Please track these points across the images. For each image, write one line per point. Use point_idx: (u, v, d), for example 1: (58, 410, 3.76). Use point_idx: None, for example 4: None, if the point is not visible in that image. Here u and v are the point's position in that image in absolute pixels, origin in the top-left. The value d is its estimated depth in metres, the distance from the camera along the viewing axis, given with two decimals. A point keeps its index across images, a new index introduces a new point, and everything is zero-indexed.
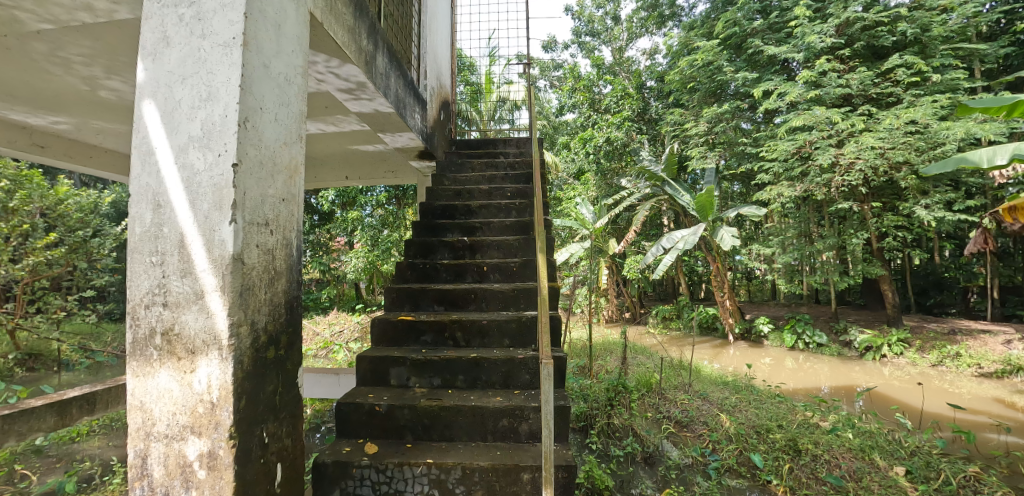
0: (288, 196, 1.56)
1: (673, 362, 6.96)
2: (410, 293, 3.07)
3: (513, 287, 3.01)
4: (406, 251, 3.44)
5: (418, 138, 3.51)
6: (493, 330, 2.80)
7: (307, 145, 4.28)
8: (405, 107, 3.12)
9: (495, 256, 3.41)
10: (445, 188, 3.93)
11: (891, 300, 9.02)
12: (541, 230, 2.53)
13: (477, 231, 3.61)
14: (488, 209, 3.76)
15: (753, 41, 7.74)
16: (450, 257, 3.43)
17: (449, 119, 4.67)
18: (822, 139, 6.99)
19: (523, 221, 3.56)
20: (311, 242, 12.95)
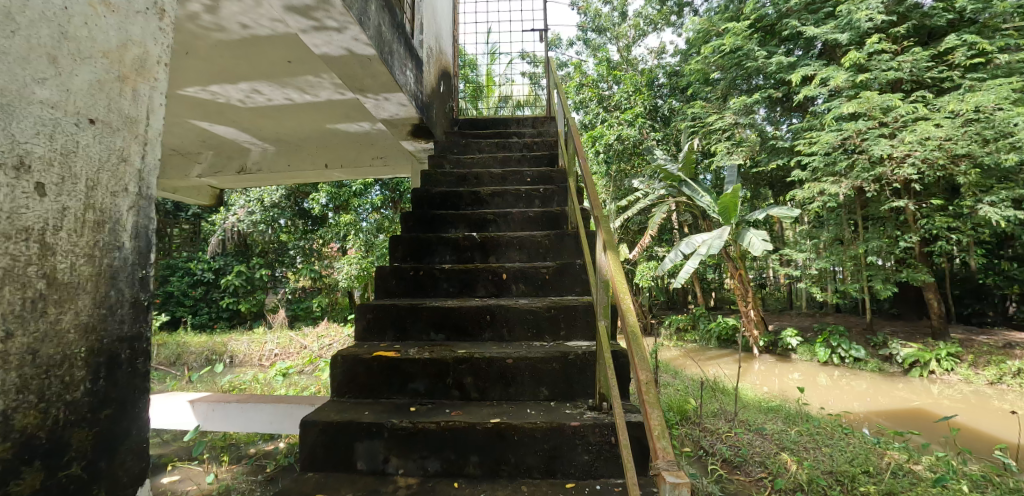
0: (90, 114, 0.91)
1: (704, 381, 6.12)
2: (396, 315, 2.23)
3: (547, 305, 2.19)
4: (394, 253, 2.59)
5: (411, 106, 2.66)
6: (524, 372, 1.97)
7: (274, 119, 3.46)
8: (393, 57, 2.28)
9: (515, 258, 2.58)
10: (447, 172, 3.09)
11: (937, 310, 8.19)
12: (602, 225, 1.68)
13: (491, 226, 2.77)
14: (504, 196, 2.93)
15: (788, 22, 6.97)
16: (454, 261, 2.59)
17: (450, 94, 3.84)
18: (872, 128, 6.14)
19: (551, 213, 2.74)
20: (303, 248, 12.31)
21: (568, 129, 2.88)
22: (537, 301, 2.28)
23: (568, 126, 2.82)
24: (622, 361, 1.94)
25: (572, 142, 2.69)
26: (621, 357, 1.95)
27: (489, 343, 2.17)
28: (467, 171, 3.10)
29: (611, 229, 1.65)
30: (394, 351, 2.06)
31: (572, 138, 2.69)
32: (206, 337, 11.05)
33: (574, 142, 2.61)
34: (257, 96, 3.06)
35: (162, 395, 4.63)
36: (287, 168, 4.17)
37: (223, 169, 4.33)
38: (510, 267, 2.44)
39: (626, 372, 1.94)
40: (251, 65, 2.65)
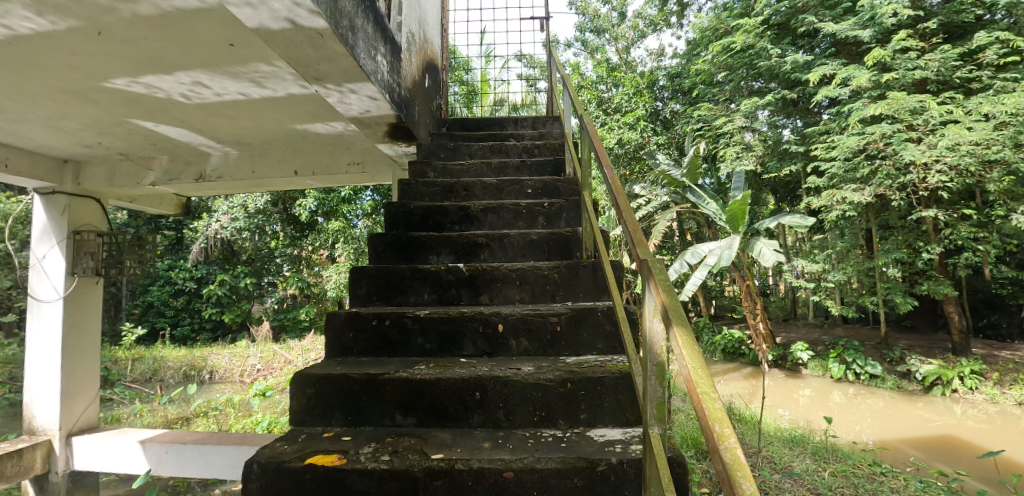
0: None
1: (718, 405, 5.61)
2: (348, 393, 1.77)
3: (562, 379, 1.73)
4: (358, 290, 2.13)
5: (384, 100, 2.12)
6: (528, 492, 1.48)
7: (228, 119, 2.96)
8: (355, 35, 1.77)
9: (513, 295, 2.11)
10: (429, 181, 2.59)
11: (958, 324, 7.76)
12: (671, 304, 1.24)
13: (482, 252, 2.28)
14: (499, 213, 2.43)
15: (805, 18, 6.51)
16: (435, 302, 2.13)
17: (437, 90, 3.34)
18: (899, 132, 5.62)
19: (557, 234, 2.26)
20: (289, 256, 11.77)
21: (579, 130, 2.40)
22: (545, 369, 1.81)
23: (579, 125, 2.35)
24: (677, 472, 1.48)
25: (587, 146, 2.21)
26: (674, 466, 1.49)
27: (476, 433, 1.71)
28: (453, 181, 2.60)
29: (680, 311, 1.22)
30: (338, 455, 1.57)
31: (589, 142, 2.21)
32: (186, 350, 10.44)
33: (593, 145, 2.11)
34: (201, 91, 2.55)
35: (110, 432, 4.08)
36: (251, 175, 3.64)
37: (180, 176, 3.79)
38: (508, 315, 1.97)
39: (681, 486, 1.48)
40: (183, 49, 2.14)
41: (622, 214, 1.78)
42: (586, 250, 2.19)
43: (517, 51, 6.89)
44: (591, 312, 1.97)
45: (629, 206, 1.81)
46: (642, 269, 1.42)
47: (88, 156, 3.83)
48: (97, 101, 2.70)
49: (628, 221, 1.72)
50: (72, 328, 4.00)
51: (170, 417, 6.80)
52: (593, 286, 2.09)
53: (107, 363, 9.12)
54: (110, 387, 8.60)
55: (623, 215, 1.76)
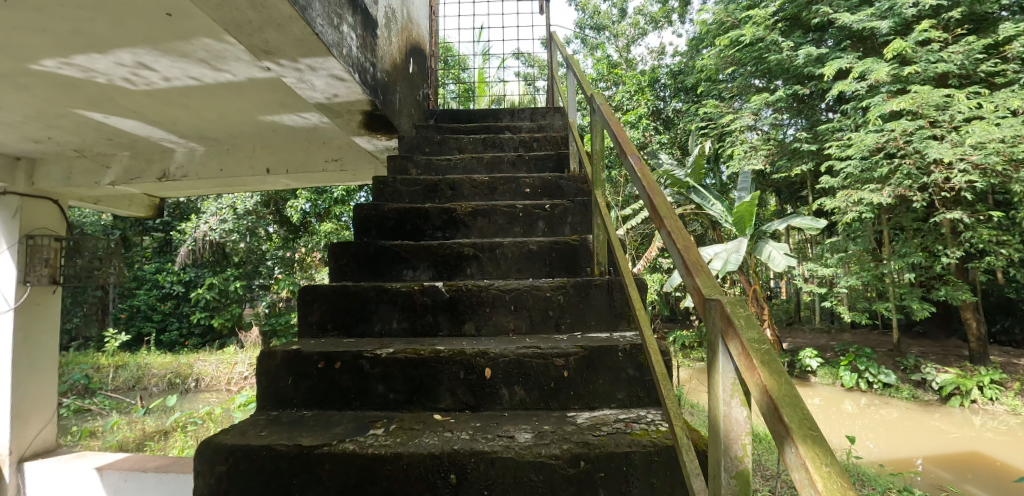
0: None
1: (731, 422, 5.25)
2: (276, 472, 1.39)
3: (570, 456, 1.36)
4: (308, 318, 1.78)
5: (353, 81, 1.74)
6: None
7: (183, 111, 2.60)
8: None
9: (505, 321, 1.77)
10: (409, 179, 2.23)
11: (975, 331, 7.43)
12: (790, 407, 0.84)
13: (469, 267, 1.93)
14: (491, 218, 2.08)
15: (818, 9, 6.16)
16: (406, 331, 1.78)
17: (424, 78, 2.99)
18: (921, 129, 5.24)
19: (561, 245, 1.93)
20: (281, 259, 11.21)
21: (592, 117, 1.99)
22: (547, 438, 1.43)
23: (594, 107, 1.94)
24: None
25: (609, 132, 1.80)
26: None
27: None
28: (438, 178, 2.24)
29: (805, 422, 0.82)
30: None
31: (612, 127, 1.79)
32: (172, 357, 10.02)
33: (617, 139, 1.75)
34: (145, 75, 2.16)
35: (68, 457, 3.72)
36: (219, 173, 3.27)
37: (141, 175, 3.40)
38: (498, 356, 1.62)
39: None
40: (112, 26, 1.78)
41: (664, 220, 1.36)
42: (598, 265, 1.84)
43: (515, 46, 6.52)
44: (607, 352, 1.63)
45: (671, 207, 1.39)
46: (720, 325, 1.02)
47: (41, 153, 3.45)
48: (27, 90, 2.33)
49: (676, 233, 1.29)
50: (24, 345, 3.63)
51: (148, 430, 6.41)
52: (607, 313, 1.76)
53: (88, 371, 8.72)
54: (91, 396, 8.21)
55: (666, 224, 1.32)
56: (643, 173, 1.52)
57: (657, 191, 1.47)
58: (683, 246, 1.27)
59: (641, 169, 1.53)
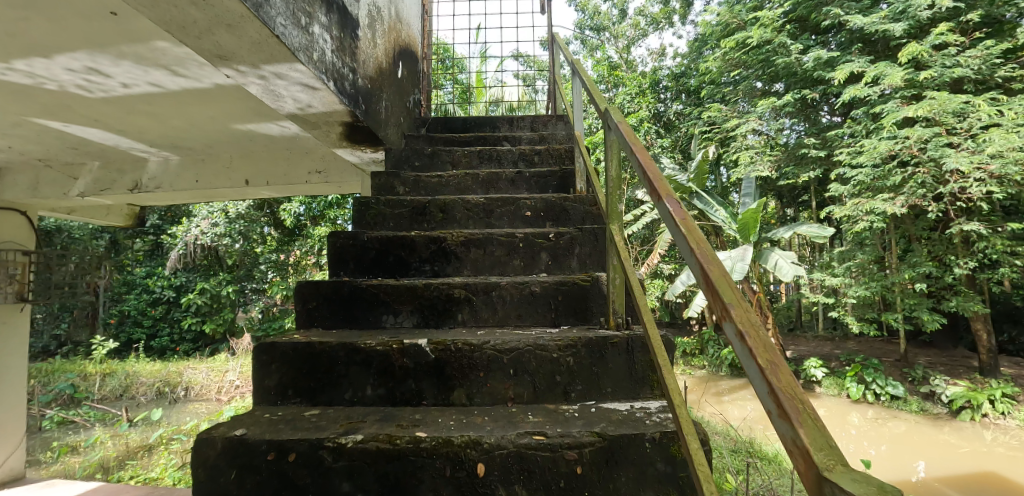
0: None
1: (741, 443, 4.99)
2: None
3: None
4: (265, 382, 1.54)
5: (328, 89, 1.51)
6: None
7: (148, 119, 2.36)
8: None
9: (497, 381, 1.53)
10: (394, 203, 2.00)
11: (986, 343, 7.21)
12: None
13: (460, 311, 1.70)
14: (487, 248, 1.87)
15: (829, 11, 5.95)
16: (382, 399, 1.54)
17: (415, 83, 2.77)
18: (937, 136, 5.03)
19: (567, 287, 1.70)
20: (273, 263, 10.94)
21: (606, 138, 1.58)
22: None
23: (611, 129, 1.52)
24: None
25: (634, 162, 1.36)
26: None
27: None
28: (427, 199, 2.03)
29: None
30: None
31: (639, 155, 1.35)
32: (161, 365, 9.71)
33: (643, 172, 1.30)
34: (99, 81, 1.91)
35: (34, 487, 3.48)
36: (194, 184, 3.03)
37: (112, 187, 3.15)
38: (494, 447, 1.31)
39: None
40: (49, 29, 1.54)
41: (732, 312, 0.93)
42: (613, 314, 1.61)
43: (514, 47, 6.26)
44: (633, 442, 1.31)
45: (740, 294, 0.95)
46: None
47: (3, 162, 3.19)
48: None
49: (752, 336, 0.89)
50: None
51: (131, 445, 6.14)
52: (627, 378, 1.53)
53: (74, 379, 8.45)
54: (76, 406, 7.93)
55: (735, 317, 0.92)
56: (689, 234, 1.08)
57: (713, 260, 1.03)
58: (768, 363, 0.85)
59: (686, 228, 1.09)
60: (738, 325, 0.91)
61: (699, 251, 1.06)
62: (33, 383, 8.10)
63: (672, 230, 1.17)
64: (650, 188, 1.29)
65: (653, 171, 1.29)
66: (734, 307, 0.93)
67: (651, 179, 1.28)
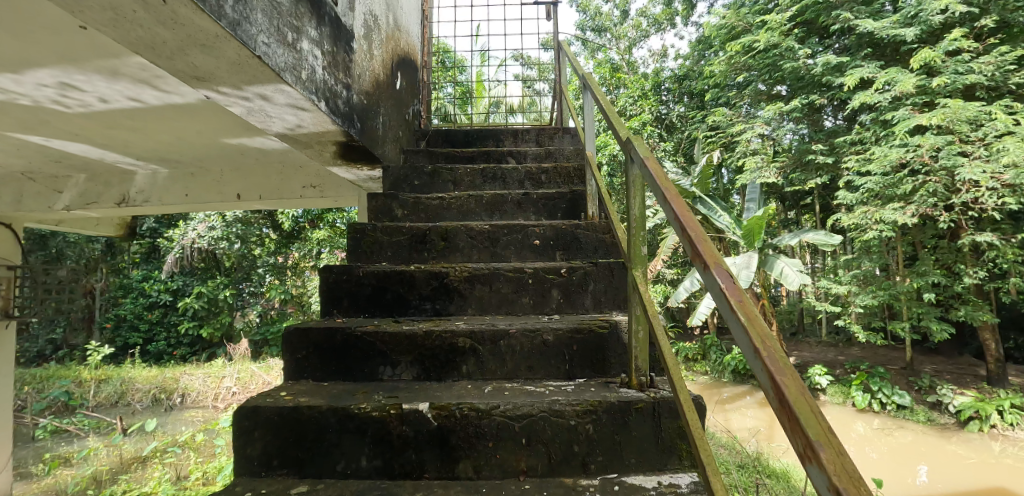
0: None
1: (749, 459, 4.84)
2: None
3: None
4: (248, 452, 1.36)
5: (319, 111, 1.38)
6: None
7: (132, 133, 2.23)
8: (251, 4, 1.03)
9: (507, 451, 1.37)
10: (394, 235, 1.89)
11: (993, 352, 7.09)
12: None
13: (465, 362, 1.58)
14: (493, 285, 1.75)
15: (839, 15, 5.82)
16: (377, 470, 1.37)
17: (415, 94, 2.65)
18: (951, 144, 4.90)
19: (580, 335, 1.56)
20: (273, 266, 10.46)
21: (631, 173, 1.37)
22: None
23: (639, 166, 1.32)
24: None
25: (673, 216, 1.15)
26: None
27: None
28: (428, 227, 1.92)
29: None
30: None
31: (678, 209, 1.14)
32: (157, 371, 9.50)
33: (686, 232, 1.10)
34: (76, 96, 1.78)
35: None
36: (184, 199, 2.90)
37: (98, 200, 3.03)
38: None
39: None
40: (16, 46, 1.41)
41: (819, 452, 0.75)
42: (636, 370, 1.46)
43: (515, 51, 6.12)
44: None
45: (829, 427, 0.78)
46: None
47: None
48: None
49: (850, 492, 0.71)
50: None
51: (124, 456, 5.99)
52: (654, 447, 1.36)
53: (69, 385, 8.27)
54: (71, 414, 7.74)
55: (826, 462, 0.74)
56: (754, 332, 0.88)
57: (788, 371, 0.83)
58: None
59: (747, 322, 0.89)
60: (833, 473, 0.73)
61: (767, 354, 0.86)
62: (27, 390, 7.93)
63: (725, 313, 0.98)
64: (692, 253, 1.09)
65: (696, 232, 1.09)
66: (823, 449, 0.74)
67: (694, 241, 1.07)
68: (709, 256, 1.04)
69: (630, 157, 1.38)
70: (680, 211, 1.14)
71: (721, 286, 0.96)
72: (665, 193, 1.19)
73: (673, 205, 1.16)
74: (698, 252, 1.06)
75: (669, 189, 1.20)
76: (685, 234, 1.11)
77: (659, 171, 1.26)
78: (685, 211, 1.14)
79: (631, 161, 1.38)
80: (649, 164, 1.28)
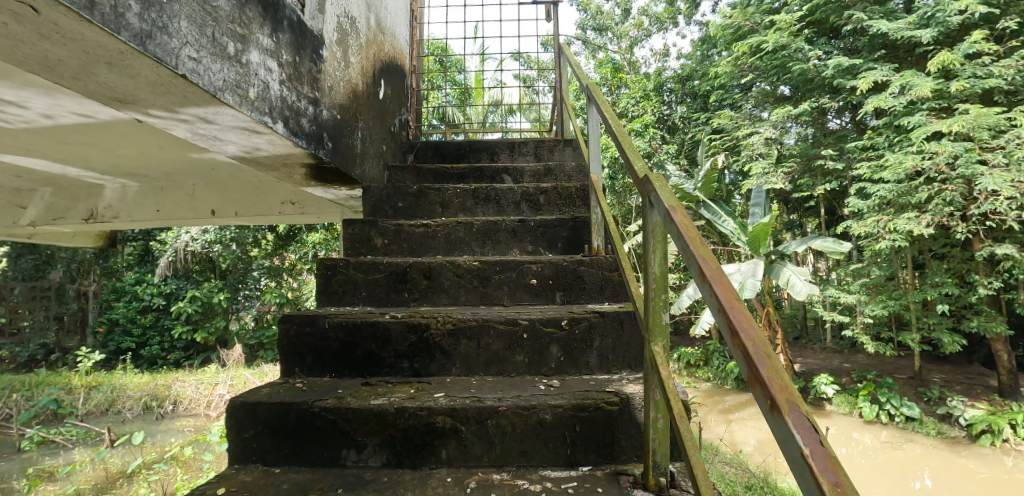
0: None
1: (769, 483, 4.52)
2: None
3: None
4: None
5: (277, 132, 1.19)
6: None
7: (89, 148, 2.01)
8: (162, 10, 0.85)
9: None
10: (376, 270, 1.77)
11: (1006, 364, 6.88)
12: None
13: (444, 445, 1.33)
14: (481, 340, 1.56)
15: (851, 15, 5.63)
16: None
17: (402, 102, 2.45)
18: (969, 151, 4.70)
19: (578, 417, 1.33)
20: (268, 269, 9.87)
21: (650, 222, 1.10)
22: None
23: (664, 218, 1.02)
24: None
25: (717, 306, 0.82)
26: None
27: None
28: (411, 262, 1.78)
29: None
30: None
31: (726, 300, 0.81)
32: (150, 376, 8.70)
33: (743, 341, 0.77)
34: (14, 112, 1.56)
35: None
36: (156, 214, 2.69)
37: (65, 215, 2.82)
38: None
39: None
40: None
41: None
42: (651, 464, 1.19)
43: (515, 51, 5.85)
44: None
45: None
46: None
47: None
48: None
49: None
50: None
51: (110, 470, 5.65)
52: None
53: (58, 393, 7.64)
54: (58, 424, 7.14)
55: None
56: None
57: None
58: None
59: None
60: None
61: None
62: (14, 397, 7.36)
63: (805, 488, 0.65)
64: (751, 372, 0.75)
65: (754, 341, 0.75)
66: None
67: (754, 355, 0.74)
68: (780, 389, 0.70)
69: (651, 202, 1.10)
70: (729, 303, 0.80)
71: (803, 452, 0.63)
72: (705, 270, 0.87)
73: (719, 289, 0.83)
74: (758, 376, 0.73)
75: (710, 263, 0.87)
76: (737, 340, 0.78)
77: (693, 230, 0.95)
78: (735, 301, 0.81)
79: (653, 207, 1.10)
80: (678, 220, 0.97)
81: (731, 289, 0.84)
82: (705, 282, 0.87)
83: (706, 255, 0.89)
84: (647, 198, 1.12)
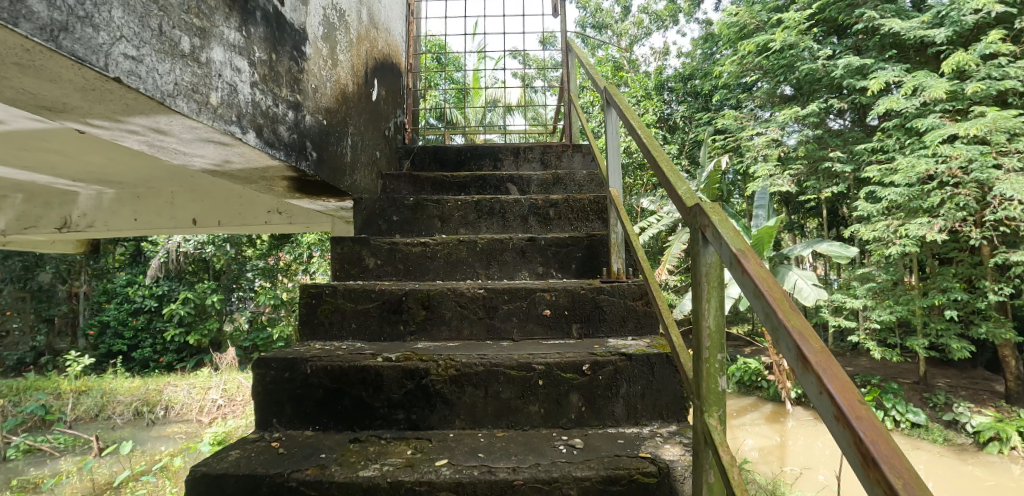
0: None
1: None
2: None
3: None
4: None
5: (247, 142, 1.04)
6: None
7: (52, 155, 1.82)
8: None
9: None
10: (367, 298, 1.62)
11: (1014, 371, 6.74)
12: None
13: None
14: (489, 388, 1.40)
15: (862, 14, 5.48)
16: None
17: (398, 102, 2.28)
18: (984, 154, 4.56)
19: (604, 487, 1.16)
20: (263, 269, 9.55)
21: (706, 264, 0.96)
22: None
23: (732, 266, 0.85)
24: None
25: (833, 411, 0.64)
26: None
27: None
28: (407, 291, 1.63)
29: None
30: None
31: (850, 407, 0.62)
32: (141, 381, 8.41)
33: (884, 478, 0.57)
34: None
35: None
36: (133, 224, 2.49)
37: (37, 223, 2.63)
38: None
39: None
40: None
41: None
42: None
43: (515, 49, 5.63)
44: None
45: None
46: None
47: None
48: None
49: None
50: None
51: (96, 481, 5.31)
52: None
53: (45, 399, 7.34)
54: (46, 431, 6.82)
55: None
56: None
57: None
58: None
59: None
60: None
61: None
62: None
63: None
64: None
65: (903, 478, 0.56)
66: None
67: None
68: None
69: (708, 240, 0.94)
70: (854, 411, 0.62)
71: None
72: (807, 353, 0.68)
73: (832, 387, 0.65)
74: None
75: (812, 344, 0.70)
76: (872, 469, 0.58)
77: (778, 290, 0.78)
78: (860, 407, 0.63)
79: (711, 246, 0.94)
80: (755, 275, 0.80)
81: (848, 384, 0.66)
82: (807, 368, 0.69)
83: (804, 331, 0.71)
84: (702, 236, 0.97)
